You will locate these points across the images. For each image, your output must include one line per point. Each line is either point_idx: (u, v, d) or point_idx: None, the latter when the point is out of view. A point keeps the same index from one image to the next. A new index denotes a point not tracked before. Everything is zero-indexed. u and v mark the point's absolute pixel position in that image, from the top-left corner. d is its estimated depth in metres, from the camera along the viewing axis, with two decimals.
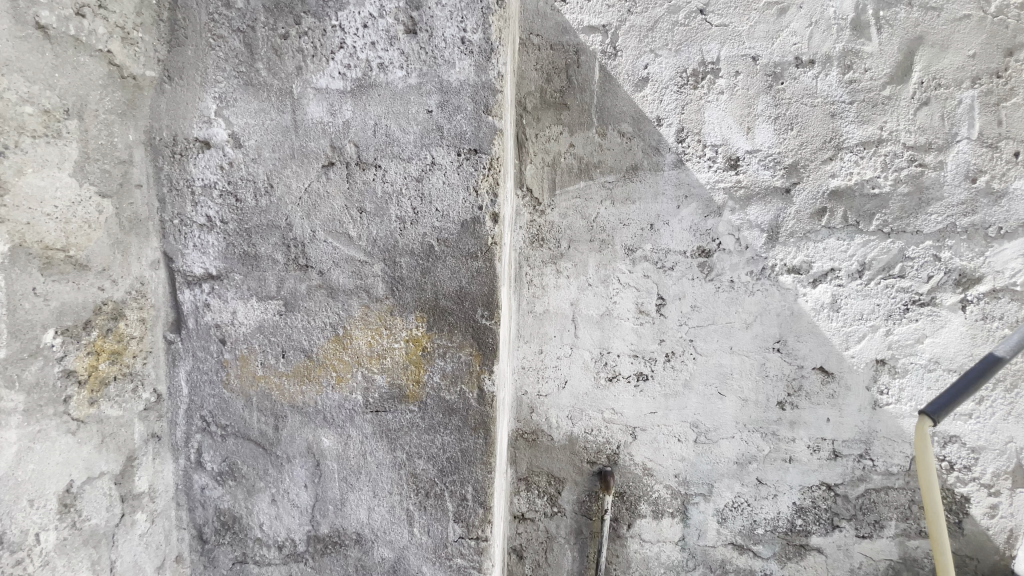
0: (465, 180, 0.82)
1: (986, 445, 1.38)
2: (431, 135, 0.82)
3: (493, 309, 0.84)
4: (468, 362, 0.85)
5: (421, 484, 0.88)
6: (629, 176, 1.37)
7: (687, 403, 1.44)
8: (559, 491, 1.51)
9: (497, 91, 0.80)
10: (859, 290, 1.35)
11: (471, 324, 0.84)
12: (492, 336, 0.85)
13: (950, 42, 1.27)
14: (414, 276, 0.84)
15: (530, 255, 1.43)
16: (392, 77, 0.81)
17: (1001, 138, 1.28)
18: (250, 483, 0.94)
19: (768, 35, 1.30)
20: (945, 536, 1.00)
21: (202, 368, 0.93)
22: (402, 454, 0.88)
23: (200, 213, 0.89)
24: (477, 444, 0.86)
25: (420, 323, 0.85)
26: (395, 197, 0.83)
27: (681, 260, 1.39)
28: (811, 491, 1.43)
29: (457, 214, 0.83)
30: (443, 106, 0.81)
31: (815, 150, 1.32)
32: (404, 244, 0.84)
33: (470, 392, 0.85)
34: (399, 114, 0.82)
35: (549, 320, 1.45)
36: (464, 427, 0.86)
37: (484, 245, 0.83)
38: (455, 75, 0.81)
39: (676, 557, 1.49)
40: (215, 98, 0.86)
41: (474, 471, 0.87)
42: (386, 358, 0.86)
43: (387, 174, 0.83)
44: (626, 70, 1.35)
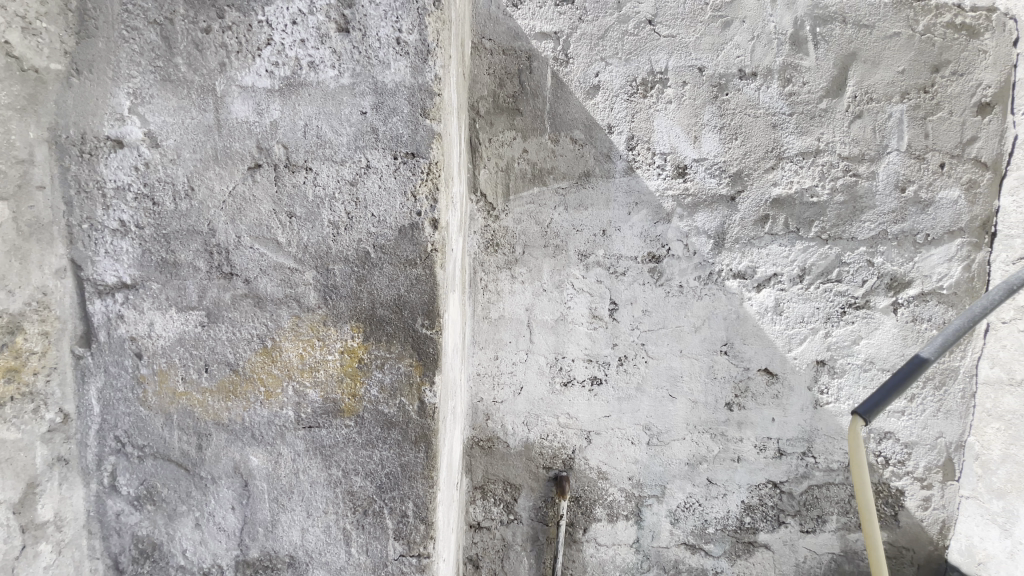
0: (403, 185, 0.80)
1: (918, 441, 1.46)
2: (365, 137, 0.79)
3: (433, 318, 0.81)
4: (407, 373, 0.82)
5: (359, 502, 0.84)
6: (581, 183, 1.38)
7: (639, 406, 1.46)
8: (515, 498, 1.49)
9: (435, 93, 0.78)
10: (800, 294, 1.41)
11: (411, 333, 0.81)
12: (433, 346, 0.82)
13: (881, 58, 1.34)
14: (349, 285, 0.81)
15: (484, 260, 1.41)
16: (323, 76, 0.78)
17: (927, 150, 1.36)
18: (171, 507, 0.88)
19: (713, 48, 1.34)
20: (876, 530, 1.04)
21: (114, 385, 0.86)
22: (338, 471, 0.84)
23: (112, 217, 0.83)
24: (418, 459, 0.83)
25: (356, 334, 0.82)
26: (328, 201, 0.80)
27: (632, 265, 1.41)
28: (758, 489, 1.47)
29: (394, 219, 0.80)
30: (378, 107, 0.78)
31: (757, 159, 1.36)
32: (338, 250, 0.81)
33: (410, 404, 0.82)
34: (331, 115, 0.79)
35: (503, 326, 1.44)
36: (403, 441, 0.83)
37: (423, 252, 0.80)
38: (390, 77, 0.78)
39: (631, 559, 1.50)
40: (128, 95, 0.81)
41: (416, 486, 0.83)
42: (318, 371, 0.82)
43: (318, 177, 0.80)
44: (577, 77, 1.35)
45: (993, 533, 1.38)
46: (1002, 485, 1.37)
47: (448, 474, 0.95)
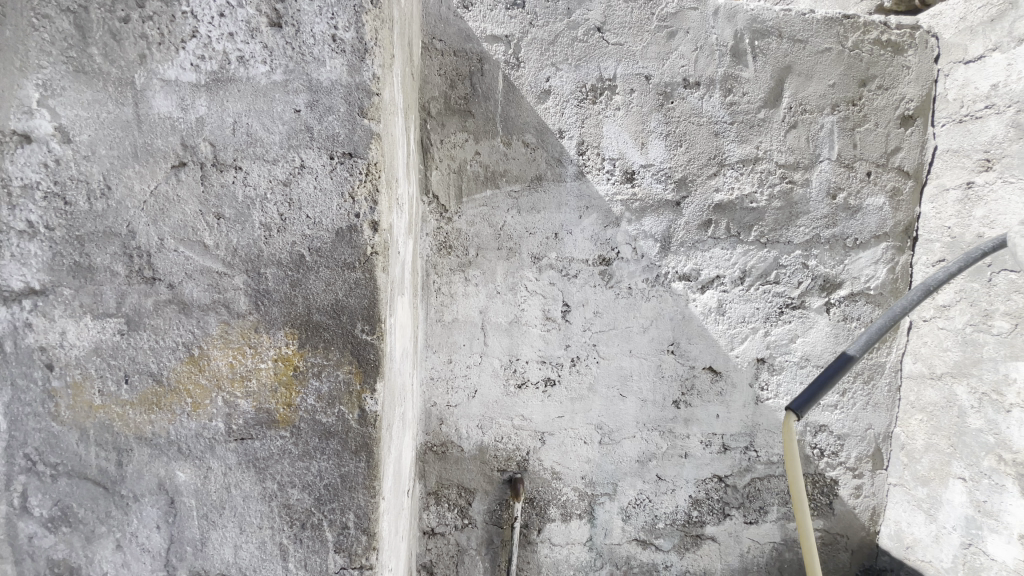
0: (339, 185, 0.74)
1: (850, 433, 1.55)
2: (299, 136, 0.74)
3: (374, 323, 0.77)
4: (346, 381, 0.76)
5: (294, 516, 0.77)
6: (534, 186, 1.39)
7: (591, 406, 1.48)
8: (470, 502, 1.48)
9: (373, 93, 0.74)
10: (741, 295, 1.47)
11: (350, 339, 0.76)
12: (374, 352, 0.77)
13: (814, 72, 1.42)
14: (282, 289, 0.75)
15: (437, 263, 1.39)
16: (253, 72, 0.72)
17: (856, 159, 1.45)
18: (89, 528, 0.77)
19: (659, 57, 1.38)
20: (808, 521, 1.09)
21: (22, 400, 0.75)
22: (273, 483, 0.76)
23: (17, 217, 0.72)
24: (359, 469, 0.77)
25: (290, 341, 0.75)
26: (259, 202, 0.74)
27: (583, 267, 1.43)
28: (705, 484, 1.53)
29: (331, 221, 0.75)
30: (313, 105, 0.73)
31: (701, 165, 1.42)
32: (270, 254, 0.74)
33: (350, 413, 0.76)
34: (262, 113, 0.73)
35: (457, 329, 1.43)
36: (343, 451, 0.76)
37: (362, 254, 0.76)
38: (326, 75, 0.73)
39: (584, 557, 1.52)
40: (37, 86, 0.70)
41: (356, 497, 0.77)
42: (250, 381, 0.75)
43: (249, 177, 0.73)
44: (529, 81, 1.36)
45: (919, 518, 1.49)
46: (926, 473, 1.47)
47: (395, 484, 0.91)
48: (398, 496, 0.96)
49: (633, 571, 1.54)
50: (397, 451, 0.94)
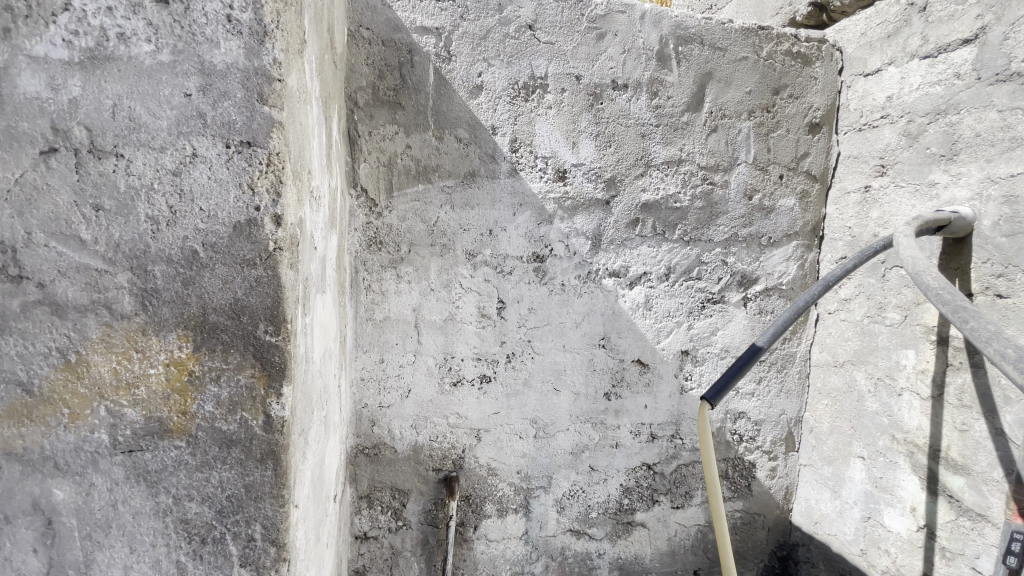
0: (237, 176, 0.70)
1: (765, 418, 1.66)
2: (189, 123, 0.68)
3: (278, 324, 0.72)
4: (248, 386, 0.72)
5: (192, 531, 0.71)
6: (467, 182, 1.38)
7: (526, 401, 1.49)
8: (404, 504, 1.45)
9: (273, 79, 0.70)
10: (667, 290, 1.53)
11: (252, 341, 0.72)
12: (279, 354, 0.73)
13: (732, 79, 1.49)
14: (172, 288, 0.69)
15: (366, 259, 1.35)
16: (135, 51, 0.66)
17: (770, 162, 1.54)
18: None
19: (588, 57, 1.40)
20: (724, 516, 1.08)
21: None
22: (167, 497, 0.71)
23: None
24: (265, 477, 0.73)
25: (183, 344, 0.70)
26: (145, 193, 0.68)
27: (517, 264, 1.43)
28: (634, 472, 1.59)
29: (228, 215, 0.70)
30: (205, 90, 0.68)
31: (629, 166, 1.46)
32: (158, 249, 0.69)
33: (254, 419, 0.72)
34: (147, 96, 0.67)
35: (389, 327, 1.39)
36: (246, 459, 0.72)
37: (264, 251, 0.71)
38: (220, 57, 0.68)
39: (520, 551, 1.54)
40: None
41: (263, 508, 0.73)
42: (138, 387, 0.69)
43: (132, 165, 0.67)
44: (460, 76, 1.34)
45: (825, 495, 1.61)
46: (831, 453, 1.60)
47: (313, 491, 0.87)
48: (320, 503, 0.92)
49: (568, 561, 1.57)
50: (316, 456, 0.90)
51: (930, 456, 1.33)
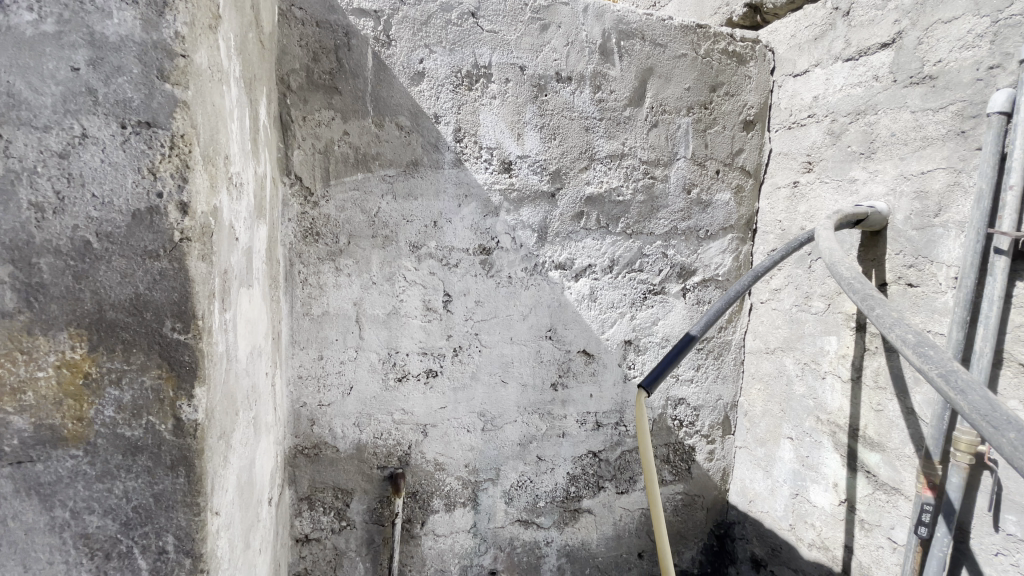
0: (135, 159, 0.64)
1: (704, 404, 1.73)
2: (78, 100, 0.62)
3: (187, 321, 0.68)
4: (155, 388, 0.67)
5: (95, 546, 0.66)
6: (410, 171, 1.34)
7: (473, 394, 1.48)
8: (347, 504, 1.41)
9: (175, 54, 0.65)
10: (611, 282, 1.56)
11: (157, 340, 0.67)
12: (189, 353, 0.68)
13: (672, 75, 1.53)
14: (62, 283, 0.63)
15: (302, 251, 1.29)
16: (14, 19, 0.59)
17: (707, 157, 1.59)
18: None
19: (532, 48, 1.39)
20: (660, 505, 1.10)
21: None
22: (64, 512, 0.65)
23: None
24: (177, 485, 0.68)
25: (77, 344, 0.64)
26: (26, 177, 0.61)
27: (464, 257, 1.41)
28: (580, 460, 1.62)
29: (125, 201, 0.64)
30: (96, 64, 0.62)
31: (573, 159, 1.47)
32: (43, 240, 0.62)
33: (163, 423, 0.67)
34: (27, 69, 0.60)
35: (328, 322, 1.34)
36: (155, 467, 0.67)
37: (168, 241, 0.66)
38: (113, 28, 0.62)
39: (468, 544, 1.53)
40: None
41: (176, 517, 0.68)
42: (24, 393, 0.63)
43: (11, 146, 0.60)
44: (400, 61, 1.30)
45: (758, 474, 1.71)
46: (763, 435, 1.69)
47: (237, 497, 0.83)
48: (246, 509, 0.88)
49: (516, 552, 1.58)
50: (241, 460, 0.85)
51: (850, 435, 1.42)
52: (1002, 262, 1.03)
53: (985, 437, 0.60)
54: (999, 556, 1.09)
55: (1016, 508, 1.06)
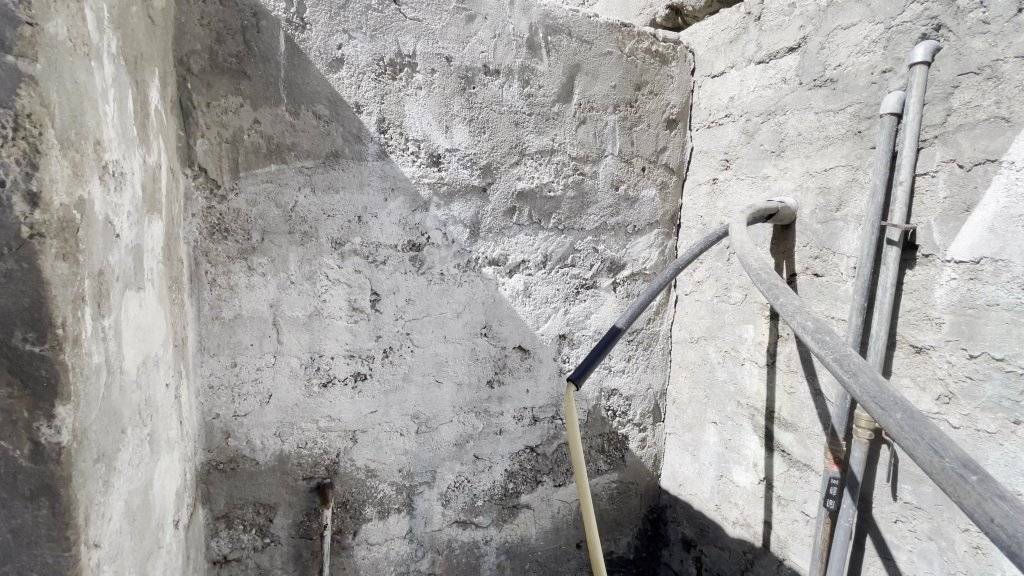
0: None
1: (635, 393, 1.80)
2: None
3: (43, 330, 0.60)
4: (5, 407, 0.59)
5: None
6: (330, 163, 1.26)
7: (406, 396, 1.43)
8: (271, 519, 1.33)
9: (17, 20, 0.56)
10: (544, 277, 1.56)
11: (4, 353, 0.59)
12: (47, 367, 0.61)
13: (599, 72, 1.55)
14: None
15: (209, 250, 1.19)
16: None
17: (633, 155, 1.63)
18: None
19: (458, 39, 1.36)
20: (590, 504, 1.09)
21: None
22: None
23: None
24: (40, 518, 0.61)
25: None
26: None
27: (392, 253, 1.36)
28: (518, 456, 1.61)
29: None
30: None
31: (503, 153, 1.45)
32: None
33: (15, 448, 0.60)
34: None
35: (242, 327, 1.24)
36: (11, 497, 0.60)
37: (14, 238, 0.58)
38: None
39: (405, 550, 1.49)
40: None
41: (41, 554, 0.61)
42: None
43: None
44: (315, 46, 1.22)
45: (687, 459, 1.79)
46: (690, 421, 1.77)
47: (124, 524, 0.75)
48: (136, 534, 0.79)
49: (454, 553, 1.55)
50: (125, 482, 0.76)
51: (767, 417, 1.51)
52: (894, 252, 1.12)
53: (876, 420, 0.64)
54: (899, 523, 1.19)
55: (912, 478, 1.16)
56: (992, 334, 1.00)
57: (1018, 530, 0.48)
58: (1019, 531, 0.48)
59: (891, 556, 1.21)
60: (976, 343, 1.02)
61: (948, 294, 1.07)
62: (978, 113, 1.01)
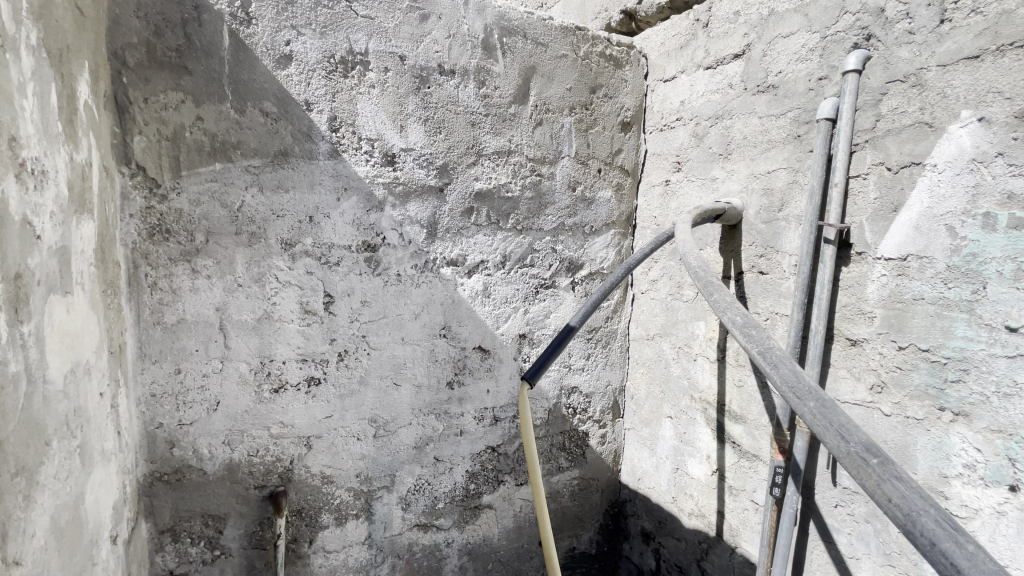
0: None
1: (594, 391, 1.83)
2: None
3: None
4: None
5: None
6: (279, 162, 1.23)
7: (363, 400, 1.40)
8: (220, 531, 1.28)
9: None
10: (503, 277, 1.57)
11: None
12: None
13: (555, 74, 1.56)
14: None
15: (148, 252, 1.14)
16: None
17: (589, 156, 1.66)
18: None
19: (412, 38, 1.35)
20: (544, 504, 1.10)
21: None
22: None
23: None
24: None
25: None
26: None
27: (345, 255, 1.33)
28: (479, 457, 1.61)
29: None
30: None
31: (460, 154, 1.45)
32: None
33: None
34: None
35: (186, 332, 1.19)
36: None
37: None
38: None
39: (364, 556, 1.46)
40: None
41: None
42: None
43: None
44: (262, 42, 1.18)
45: (645, 453, 1.84)
46: (648, 416, 1.82)
47: (46, 539, 0.72)
48: (61, 550, 0.75)
49: (415, 557, 1.54)
50: (50, 496, 0.73)
51: (718, 411, 1.56)
52: (830, 251, 1.18)
53: (792, 406, 0.68)
54: (839, 507, 1.25)
55: None
56: (918, 328, 1.07)
57: (912, 510, 0.52)
58: (913, 510, 0.52)
59: (832, 539, 1.27)
60: (904, 335, 1.09)
61: (879, 289, 1.13)
62: (903, 119, 1.08)
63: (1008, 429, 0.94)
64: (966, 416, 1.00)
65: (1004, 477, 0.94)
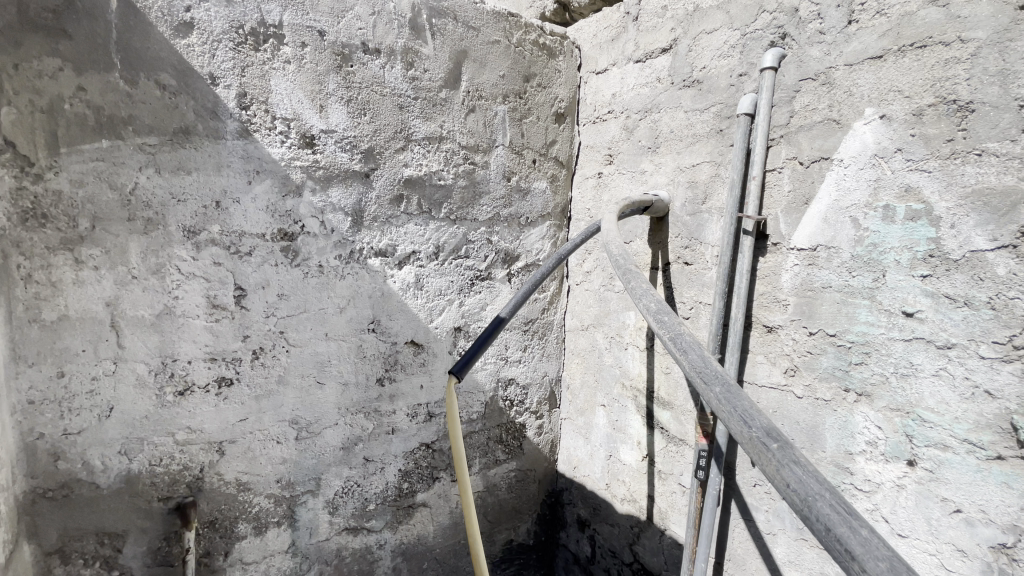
0: None
1: (531, 382, 1.82)
2: None
3: None
4: None
5: None
6: (179, 141, 1.12)
7: (283, 400, 1.32)
8: (119, 550, 1.16)
9: None
10: (436, 269, 1.52)
11: None
12: None
13: (487, 60, 1.53)
14: None
15: (20, 240, 1.00)
16: None
17: (524, 146, 1.64)
18: None
19: (332, 12, 1.26)
20: (471, 498, 1.07)
21: None
22: None
23: None
24: None
25: None
26: None
27: (259, 244, 1.23)
28: (412, 454, 1.56)
29: None
30: None
31: (387, 138, 1.38)
32: None
33: None
34: None
35: (70, 330, 1.06)
36: None
37: None
38: None
39: (288, 565, 1.38)
40: None
41: None
42: None
43: None
44: (157, 7, 1.06)
45: (580, 442, 1.86)
46: (583, 405, 1.84)
47: None
48: None
49: (345, 562, 1.47)
50: None
51: (647, 398, 1.60)
52: (749, 242, 1.23)
53: (699, 391, 0.69)
54: (758, 487, 1.32)
55: None
56: (827, 315, 1.13)
57: (808, 494, 0.53)
58: (809, 494, 0.53)
59: (752, 517, 1.34)
60: (814, 322, 1.15)
61: (793, 278, 1.19)
62: (814, 115, 1.13)
63: (905, 407, 1.01)
64: (868, 396, 1.07)
65: (901, 452, 1.02)
